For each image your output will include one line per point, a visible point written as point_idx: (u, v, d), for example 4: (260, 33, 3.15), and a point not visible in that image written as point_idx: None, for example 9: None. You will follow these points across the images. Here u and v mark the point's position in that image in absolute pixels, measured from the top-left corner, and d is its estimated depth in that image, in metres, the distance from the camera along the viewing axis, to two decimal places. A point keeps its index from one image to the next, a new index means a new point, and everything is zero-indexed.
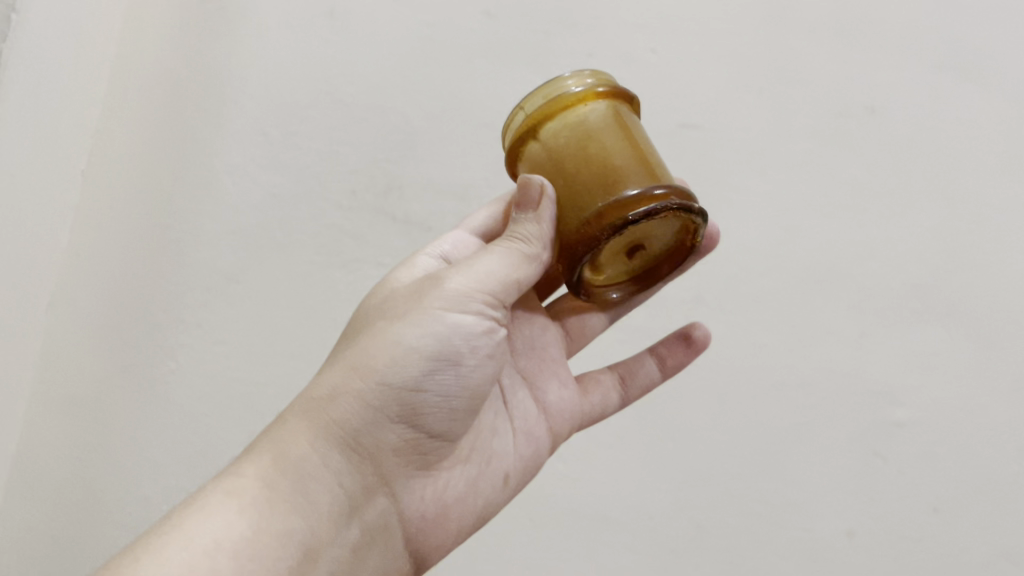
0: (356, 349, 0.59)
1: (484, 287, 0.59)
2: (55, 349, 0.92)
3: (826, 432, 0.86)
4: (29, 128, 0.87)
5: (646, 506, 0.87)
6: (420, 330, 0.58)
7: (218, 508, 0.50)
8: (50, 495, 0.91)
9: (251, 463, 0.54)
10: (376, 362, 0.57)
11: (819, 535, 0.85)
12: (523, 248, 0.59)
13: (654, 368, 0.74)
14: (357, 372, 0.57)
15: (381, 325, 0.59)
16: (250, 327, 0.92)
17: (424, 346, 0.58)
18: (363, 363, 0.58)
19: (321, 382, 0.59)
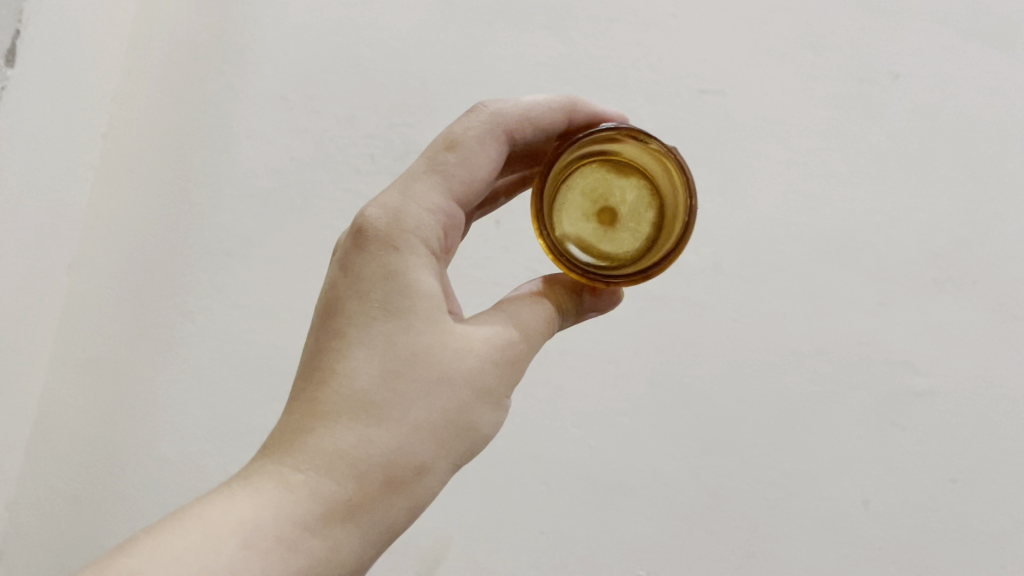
0: (425, 405, 0.47)
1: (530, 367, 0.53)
2: (76, 311, 0.94)
3: (845, 401, 0.85)
4: (62, 92, 0.88)
5: (662, 474, 0.86)
6: (491, 417, 0.50)
7: (269, 544, 0.43)
8: (74, 457, 0.92)
9: (291, 507, 0.44)
10: (449, 448, 0.48)
11: (834, 502, 0.84)
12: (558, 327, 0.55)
13: None
14: (442, 449, 0.48)
15: (464, 380, 0.49)
16: (267, 290, 0.93)
17: (485, 438, 0.50)
18: (439, 440, 0.48)
19: (372, 425, 0.47)
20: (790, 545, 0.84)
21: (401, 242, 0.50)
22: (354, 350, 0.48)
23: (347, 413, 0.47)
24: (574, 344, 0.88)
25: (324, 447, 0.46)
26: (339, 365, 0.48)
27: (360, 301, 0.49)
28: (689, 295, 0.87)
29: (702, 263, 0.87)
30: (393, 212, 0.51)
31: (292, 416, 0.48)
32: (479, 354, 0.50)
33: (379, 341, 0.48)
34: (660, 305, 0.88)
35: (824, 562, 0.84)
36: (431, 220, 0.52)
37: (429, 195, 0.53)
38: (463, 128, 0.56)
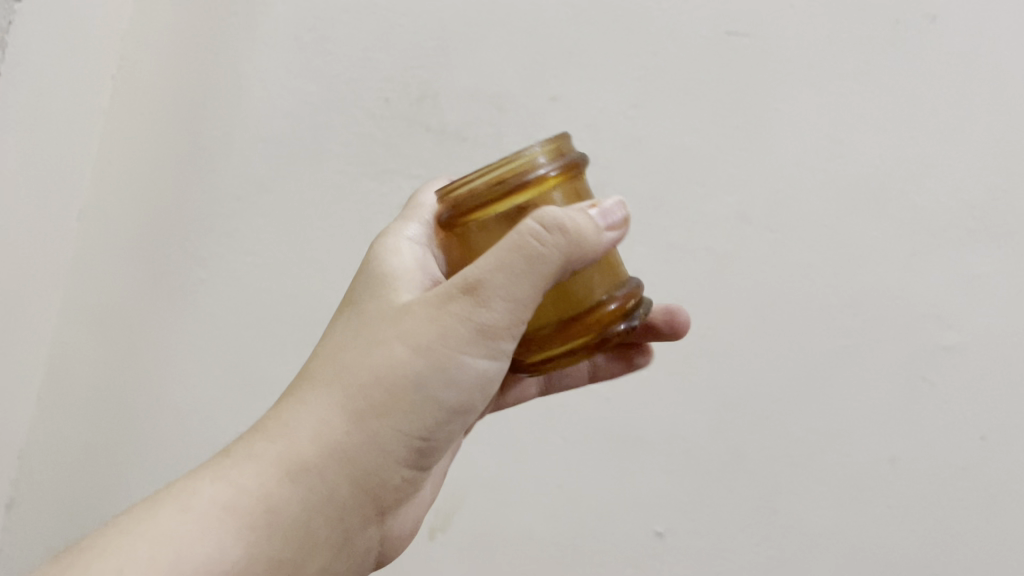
0: (369, 364, 0.52)
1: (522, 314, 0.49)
2: (84, 256, 0.93)
3: (872, 356, 0.82)
4: (53, 39, 0.86)
5: (682, 428, 0.85)
6: (452, 375, 0.51)
7: (212, 502, 0.50)
8: (83, 406, 0.92)
9: (245, 472, 0.52)
10: (394, 407, 0.52)
11: (858, 461, 0.82)
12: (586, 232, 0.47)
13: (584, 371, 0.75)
14: (382, 403, 0.51)
15: (408, 342, 0.51)
16: (281, 238, 0.91)
17: (447, 397, 0.53)
18: (380, 397, 0.51)
19: (325, 391, 0.53)
20: (811, 503, 0.83)
21: (387, 258, 0.60)
22: (336, 338, 0.56)
23: (315, 382, 0.54)
24: None
25: (291, 413, 0.53)
26: (326, 346, 0.56)
27: (356, 300, 0.58)
28: (711, 247, 0.85)
29: (726, 214, 0.85)
30: (388, 245, 0.61)
31: (287, 394, 0.56)
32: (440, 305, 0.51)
33: (349, 326, 0.56)
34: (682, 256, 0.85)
35: (848, 523, 0.82)
36: (414, 248, 0.62)
37: (413, 234, 0.63)
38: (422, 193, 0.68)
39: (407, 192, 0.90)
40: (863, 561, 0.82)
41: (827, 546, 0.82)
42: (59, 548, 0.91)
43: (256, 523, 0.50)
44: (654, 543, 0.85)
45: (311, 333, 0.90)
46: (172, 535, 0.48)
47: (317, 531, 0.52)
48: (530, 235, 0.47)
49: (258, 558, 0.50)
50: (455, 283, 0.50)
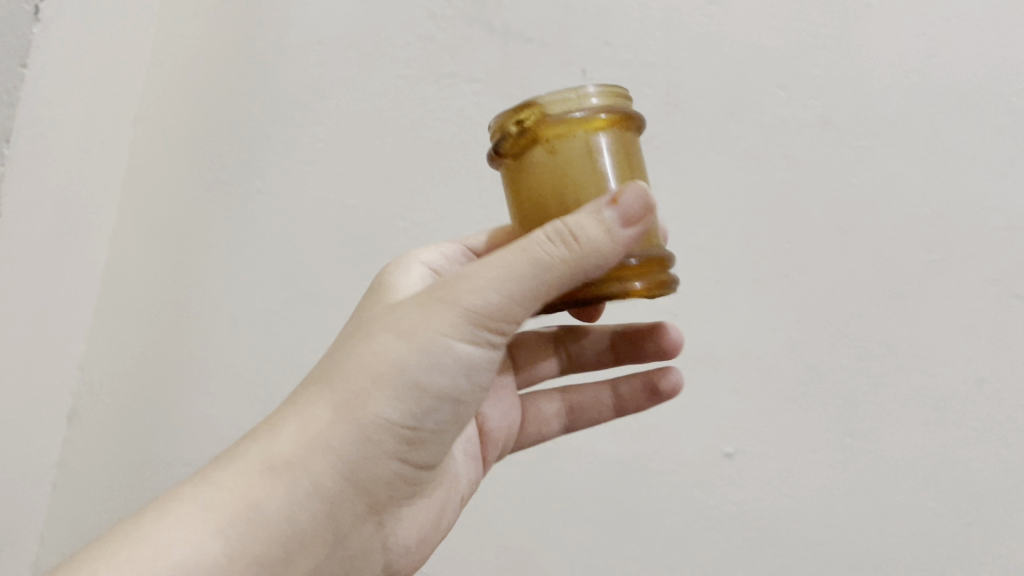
0: (356, 360, 0.51)
1: (511, 291, 0.48)
2: (140, 165, 0.92)
3: (962, 270, 0.77)
4: None
5: (755, 345, 0.81)
6: (434, 359, 0.50)
7: (202, 515, 0.48)
8: (142, 316, 0.91)
9: (234, 476, 0.50)
10: (380, 395, 0.50)
11: (945, 382, 0.78)
12: (517, 246, 0.48)
13: (609, 404, 0.73)
14: (360, 399, 0.50)
15: (391, 334, 0.50)
16: (339, 146, 0.88)
17: (447, 394, 0.51)
18: (370, 392, 0.50)
19: (308, 395, 0.52)
20: (893, 425, 0.79)
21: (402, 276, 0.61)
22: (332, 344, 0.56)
23: (306, 389, 0.52)
24: (668, 209, 0.83)
25: (274, 421, 0.52)
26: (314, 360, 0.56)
27: (357, 312, 0.58)
28: (793, 154, 0.80)
29: (808, 119, 0.80)
30: (407, 265, 0.63)
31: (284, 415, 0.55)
32: (402, 309, 0.51)
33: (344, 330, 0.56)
34: (762, 164, 0.80)
35: (931, 446, 0.78)
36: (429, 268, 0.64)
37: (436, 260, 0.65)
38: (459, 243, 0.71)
39: (468, 97, 0.85)
40: (943, 483, 0.78)
41: (908, 470, 0.78)
42: (122, 458, 0.92)
43: (252, 525, 0.48)
44: (725, 466, 0.82)
45: (370, 246, 0.87)
46: (160, 531, 0.47)
47: (307, 531, 0.51)
48: (538, 240, 0.47)
49: (247, 561, 0.48)
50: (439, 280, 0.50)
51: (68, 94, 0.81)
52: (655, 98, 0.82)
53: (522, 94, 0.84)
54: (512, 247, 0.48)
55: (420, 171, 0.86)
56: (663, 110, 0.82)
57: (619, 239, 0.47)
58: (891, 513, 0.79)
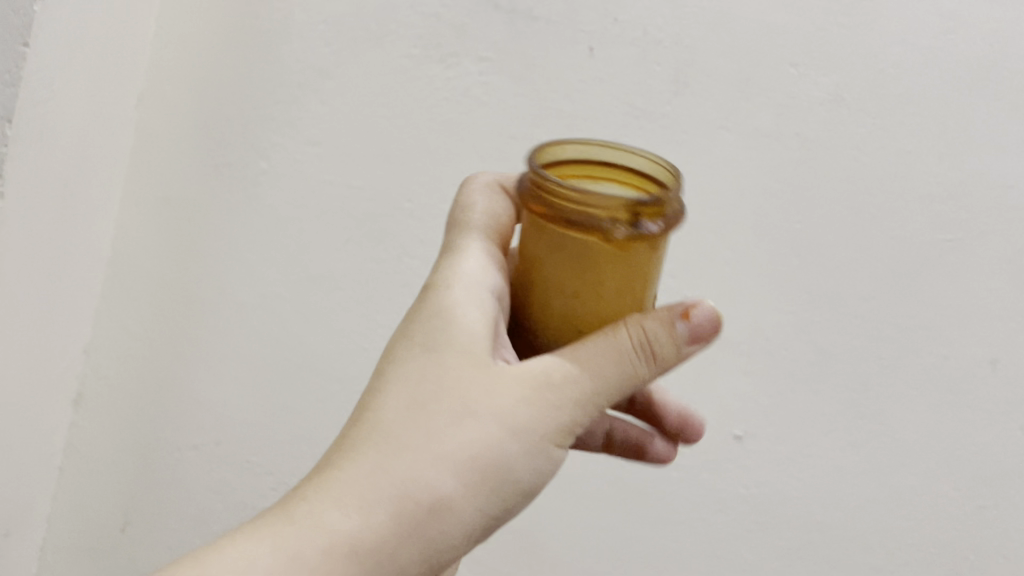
0: (455, 437, 0.45)
1: (602, 398, 0.48)
2: (144, 142, 0.91)
3: (976, 251, 0.76)
4: None
5: (763, 326, 0.80)
6: (532, 452, 0.47)
7: None
8: (148, 300, 0.91)
9: (305, 550, 0.43)
10: (478, 490, 0.46)
11: (957, 363, 0.77)
12: (607, 341, 0.47)
13: (600, 439, 0.71)
14: (460, 490, 0.45)
15: (494, 418, 0.46)
16: (345, 127, 0.87)
17: (523, 490, 0.48)
18: (471, 481, 0.45)
19: (393, 456, 0.45)
20: (904, 407, 0.78)
21: (453, 281, 0.52)
22: (386, 387, 0.48)
23: (381, 438, 0.46)
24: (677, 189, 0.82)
25: (332, 488, 0.44)
26: (370, 404, 0.48)
27: (411, 342, 0.50)
28: (805, 132, 0.79)
29: (822, 96, 0.78)
30: (450, 265, 0.54)
31: (322, 465, 0.46)
32: (502, 385, 0.47)
33: (413, 373, 0.48)
34: (774, 143, 0.79)
35: (943, 427, 0.78)
36: (483, 260, 0.54)
37: (479, 247, 0.55)
38: (468, 196, 0.59)
39: (474, 77, 0.84)
40: (958, 466, 0.78)
41: (919, 451, 0.79)
42: (125, 440, 0.92)
43: None
44: (733, 447, 0.81)
45: (379, 228, 0.87)
46: None
47: None
48: (628, 351, 0.47)
49: None
50: (535, 370, 0.47)
51: (69, 80, 0.79)
52: (664, 76, 0.81)
53: (530, 75, 0.83)
54: (603, 344, 0.47)
55: (428, 152, 0.86)
56: (674, 87, 0.81)
57: (683, 352, 0.49)
58: (903, 494, 0.79)
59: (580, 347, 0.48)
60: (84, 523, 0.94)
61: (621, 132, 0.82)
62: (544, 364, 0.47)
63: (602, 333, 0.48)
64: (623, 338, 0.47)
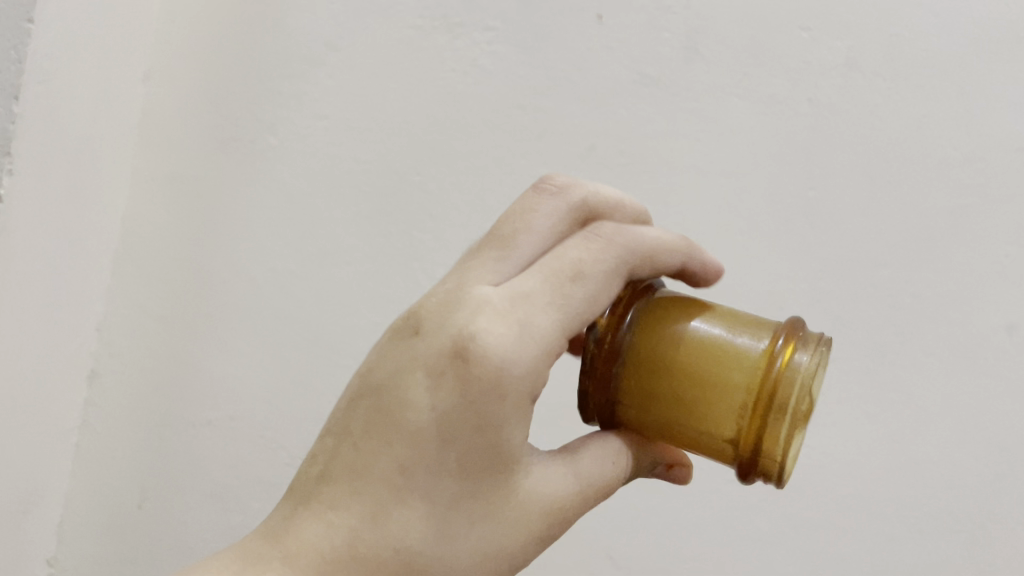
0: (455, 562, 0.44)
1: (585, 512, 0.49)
2: (152, 120, 0.91)
3: (992, 216, 0.75)
4: None
5: (779, 295, 0.79)
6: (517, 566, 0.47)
7: None
8: (159, 275, 0.91)
9: None
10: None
11: (974, 329, 0.75)
12: (612, 474, 0.49)
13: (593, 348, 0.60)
14: None
15: (496, 547, 0.45)
16: (353, 99, 0.87)
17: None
18: None
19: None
20: (922, 376, 0.76)
21: (510, 393, 0.43)
22: (399, 495, 0.44)
23: (380, 551, 0.43)
24: (686, 157, 0.81)
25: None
26: (380, 507, 0.44)
27: (438, 445, 0.43)
28: (816, 97, 0.78)
29: (831, 61, 0.78)
30: (509, 350, 0.43)
31: (312, 557, 0.43)
32: (511, 512, 0.45)
33: (437, 492, 0.44)
34: (785, 109, 0.79)
35: (962, 398, 0.75)
36: (544, 369, 0.45)
37: (526, 332, 0.44)
38: (593, 260, 0.47)
39: (482, 46, 0.85)
40: (973, 436, 0.75)
41: (939, 423, 0.75)
42: (140, 417, 0.91)
43: None
44: None
45: (388, 202, 0.87)
46: None
47: None
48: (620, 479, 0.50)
49: None
50: (547, 498, 0.46)
51: (80, 43, 0.79)
52: (673, 43, 0.81)
53: (538, 45, 0.84)
54: (606, 480, 0.48)
55: (435, 124, 0.86)
56: (683, 55, 0.81)
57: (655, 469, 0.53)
58: (919, 466, 0.76)
59: (580, 458, 0.48)
60: (102, 500, 0.93)
61: (630, 101, 0.82)
62: (559, 485, 0.47)
63: (612, 462, 0.49)
64: (617, 467, 0.49)
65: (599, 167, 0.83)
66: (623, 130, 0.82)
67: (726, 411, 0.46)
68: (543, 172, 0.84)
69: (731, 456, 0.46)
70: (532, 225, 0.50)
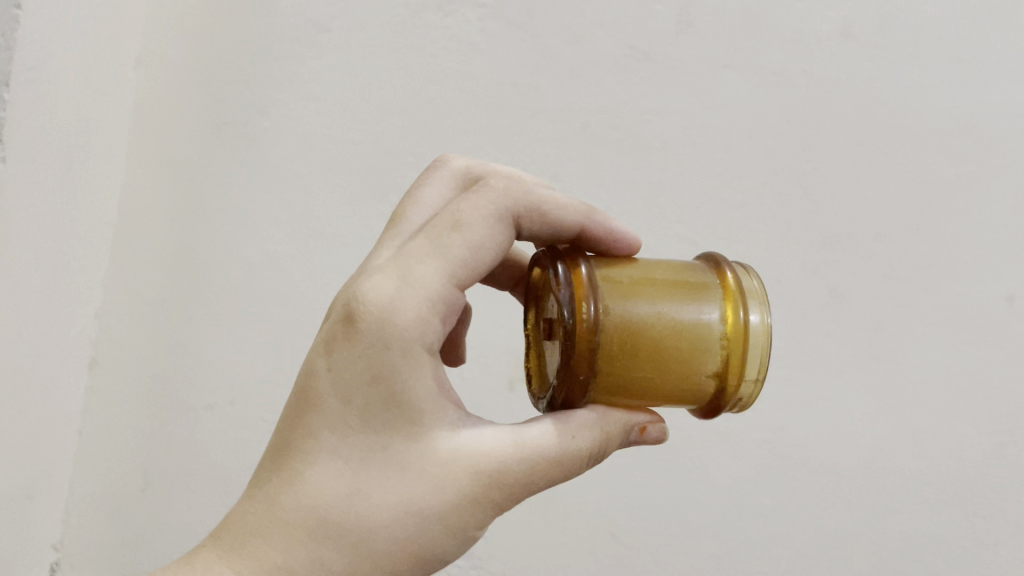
0: (374, 516, 0.45)
1: (537, 485, 0.47)
2: (144, 105, 0.90)
3: (989, 185, 0.75)
4: None
5: (775, 272, 0.78)
6: (456, 529, 0.46)
7: None
8: (155, 260, 0.90)
9: None
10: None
11: (971, 300, 0.75)
12: (563, 445, 0.47)
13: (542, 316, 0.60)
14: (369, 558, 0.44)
15: (418, 498, 0.45)
16: (346, 80, 0.87)
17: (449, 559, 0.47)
18: (392, 561, 0.45)
19: (321, 544, 0.44)
20: (919, 347, 0.76)
21: (394, 342, 0.46)
22: (314, 458, 0.46)
23: (296, 510, 0.45)
24: (681, 132, 0.80)
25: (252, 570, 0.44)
26: (299, 476, 0.46)
27: (339, 406, 0.46)
28: (811, 68, 0.78)
29: (826, 31, 0.77)
30: (388, 302, 0.46)
31: (243, 525, 0.46)
32: (426, 465, 0.45)
33: (344, 450, 0.46)
34: (781, 81, 0.78)
35: (960, 368, 0.76)
36: (432, 316, 0.47)
37: (412, 280, 0.47)
38: (471, 210, 0.50)
39: (473, 23, 0.84)
40: (973, 404, 0.76)
41: (938, 393, 0.76)
42: (139, 402, 0.91)
43: None
44: None
45: (383, 181, 0.87)
46: None
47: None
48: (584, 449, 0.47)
49: None
50: (472, 459, 0.46)
51: (67, 28, 0.78)
52: (667, 16, 0.80)
53: (528, 20, 0.83)
54: (553, 450, 0.47)
55: (429, 103, 0.86)
56: (678, 27, 0.80)
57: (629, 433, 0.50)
58: (919, 437, 0.76)
59: (528, 429, 0.47)
60: (104, 486, 0.92)
61: (624, 76, 0.81)
62: (490, 449, 0.46)
63: (566, 436, 0.47)
64: (573, 438, 0.47)
65: (594, 143, 0.82)
66: (618, 106, 0.81)
67: (712, 343, 0.47)
68: (538, 149, 0.83)
69: (713, 385, 0.48)
70: (425, 208, 0.58)
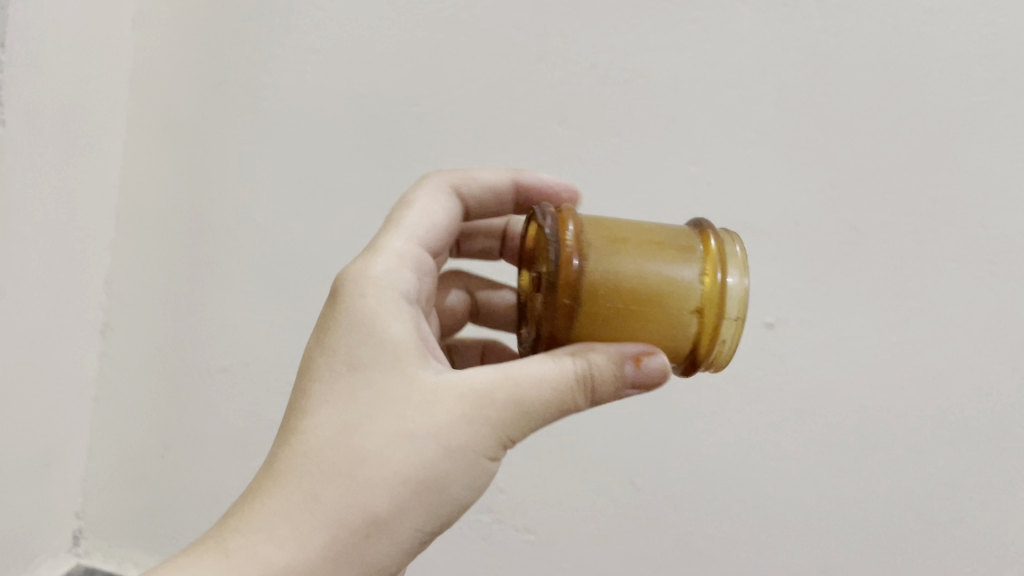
0: (369, 441, 0.46)
1: (532, 408, 0.47)
2: (145, 70, 0.89)
3: (1014, 110, 0.71)
4: None
5: (793, 208, 0.77)
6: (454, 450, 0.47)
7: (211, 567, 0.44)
8: (161, 223, 0.90)
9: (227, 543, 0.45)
10: (417, 508, 0.46)
11: (997, 232, 0.72)
12: (548, 369, 0.47)
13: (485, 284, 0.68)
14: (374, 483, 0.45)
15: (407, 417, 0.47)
16: (343, 29, 0.85)
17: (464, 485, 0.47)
18: (399, 486, 0.46)
19: (328, 475, 0.46)
20: (942, 282, 0.74)
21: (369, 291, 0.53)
22: (317, 408, 0.49)
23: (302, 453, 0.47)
24: (691, 69, 0.78)
25: (271, 514, 0.45)
26: (305, 425, 0.48)
27: (328, 363, 0.51)
28: None
29: None
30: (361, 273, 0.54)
31: (265, 480, 0.48)
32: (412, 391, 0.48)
33: (339, 391, 0.49)
34: (792, 11, 0.75)
35: (986, 303, 0.73)
36: (399, 273, 0.55)
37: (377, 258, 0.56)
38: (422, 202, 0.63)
39: None
40: (999, 339, 0.73)
41: (962, 330, 0.73)
42: (153, 366, 0.91)
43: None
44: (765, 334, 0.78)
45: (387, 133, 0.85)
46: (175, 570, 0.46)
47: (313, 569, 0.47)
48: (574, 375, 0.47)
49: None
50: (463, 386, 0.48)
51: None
52: None
53: None
54: (538, 375, 0.47)
55: (429, 50, 0.83)
56: None
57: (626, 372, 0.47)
58: (944, 374, 0.74)
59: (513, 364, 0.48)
60: (127, 449, 0.93)
61: (630, 14, 0.79)
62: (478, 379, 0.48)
63: (549, 363, 0.47)
64: (558, 365, 0.47)
65: (601, 85, 0.80)
66: (624, 46, 0.79)
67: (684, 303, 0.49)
68: (545, 95, 0.81)
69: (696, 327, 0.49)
70: None
